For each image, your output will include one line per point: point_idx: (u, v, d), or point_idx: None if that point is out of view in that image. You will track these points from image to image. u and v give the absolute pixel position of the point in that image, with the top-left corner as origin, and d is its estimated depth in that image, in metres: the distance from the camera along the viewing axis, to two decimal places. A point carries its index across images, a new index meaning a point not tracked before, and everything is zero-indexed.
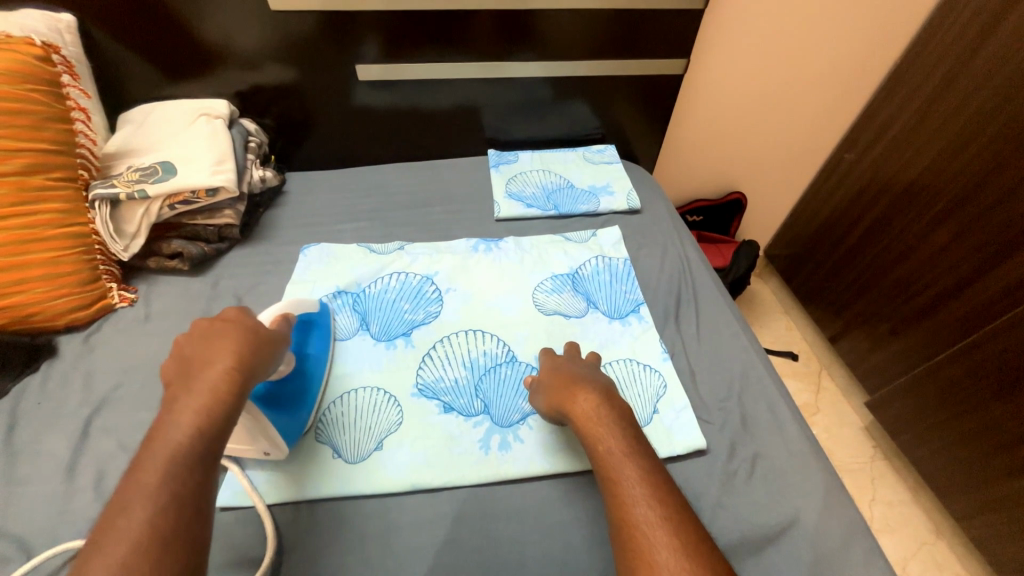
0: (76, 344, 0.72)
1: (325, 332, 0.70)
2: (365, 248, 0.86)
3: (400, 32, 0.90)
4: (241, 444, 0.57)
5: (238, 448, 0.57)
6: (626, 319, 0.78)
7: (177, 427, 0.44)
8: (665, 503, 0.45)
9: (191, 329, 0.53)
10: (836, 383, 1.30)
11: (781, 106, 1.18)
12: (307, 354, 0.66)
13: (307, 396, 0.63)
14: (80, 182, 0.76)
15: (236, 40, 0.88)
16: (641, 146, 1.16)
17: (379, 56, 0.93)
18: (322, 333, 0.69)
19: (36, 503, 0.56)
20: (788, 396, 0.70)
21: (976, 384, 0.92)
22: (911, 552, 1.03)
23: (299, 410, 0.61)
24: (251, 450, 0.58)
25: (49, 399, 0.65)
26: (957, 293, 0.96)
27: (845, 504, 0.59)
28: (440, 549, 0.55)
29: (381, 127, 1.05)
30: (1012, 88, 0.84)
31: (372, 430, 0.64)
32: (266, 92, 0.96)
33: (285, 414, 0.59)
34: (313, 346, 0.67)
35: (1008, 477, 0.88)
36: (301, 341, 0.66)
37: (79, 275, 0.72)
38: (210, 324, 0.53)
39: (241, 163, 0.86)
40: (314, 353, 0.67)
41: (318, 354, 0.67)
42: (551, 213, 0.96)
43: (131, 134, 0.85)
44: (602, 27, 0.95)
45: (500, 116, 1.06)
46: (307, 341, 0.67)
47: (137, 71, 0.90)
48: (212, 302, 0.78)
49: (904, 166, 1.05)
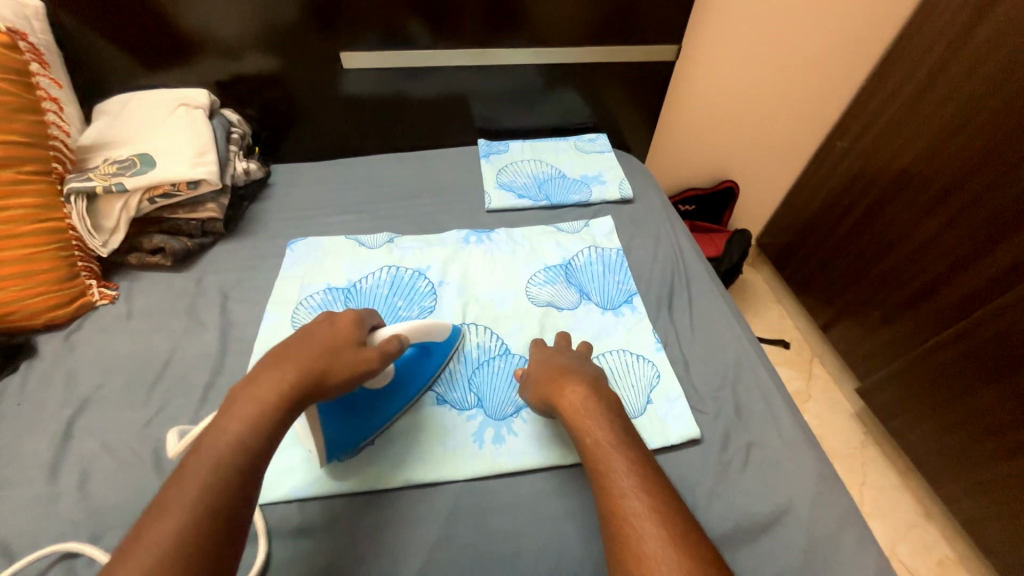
0: (55, 343, 0.70)
1: (440, 358, 0.67)
2: (353, 240, 0.85)
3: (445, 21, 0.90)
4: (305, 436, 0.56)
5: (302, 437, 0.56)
6: (620, 309, 0.77)
7: None
8: (654, 495, 0.45)
9: (314, 321, 0.56)
10: (827, 370, 1.31)
11: (775, 94, 1.17)
12: (414, 375, 0.63)
13: (383, 412, 0.60)
14: (54, 175, 0.73)
15: (215, 27, 0.86)
16: (634, 134, 1.15)
17: (432, 40, 0.92)
18: (434, 360, 0.66)
19: (18, 506, 0.55)
20: (781, 385, 0.70)
21: (965, 368, 0.93)
22: (901, 535, 1.05)
23: (362, 425, 0.59)
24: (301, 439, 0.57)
25: (29, 400, 0.64)
26: (948, 279, 0.96)
27: (839, 493, 0.59)
28: (433, 545, 0.54)
29: (368, 117, 1.02)
30: (1005, 71, 0.84)
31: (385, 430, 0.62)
32: (249, 81, 0.94)
33: (348, 423, 0.57)
34: (420, 373, 0.64)
35: (996, 461, 0.89)
36: (416, 360, 0.64)
37: (56, 271, 0.70)
38: (327, 322, 0.55)
39: (223, 155, 0.84)
40: (417, 379, 0.64)
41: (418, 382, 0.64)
42: (545, 203, 0.94)
43: (108, 126, 0.82)
44: (592, 13, 0.93)
45: (490, 105, 1.04)
46: (421, 363, 0.64)
47: (113, 60, 0.87)
48: (197, 298, 0.77)
49: (895, 153, 1.05)
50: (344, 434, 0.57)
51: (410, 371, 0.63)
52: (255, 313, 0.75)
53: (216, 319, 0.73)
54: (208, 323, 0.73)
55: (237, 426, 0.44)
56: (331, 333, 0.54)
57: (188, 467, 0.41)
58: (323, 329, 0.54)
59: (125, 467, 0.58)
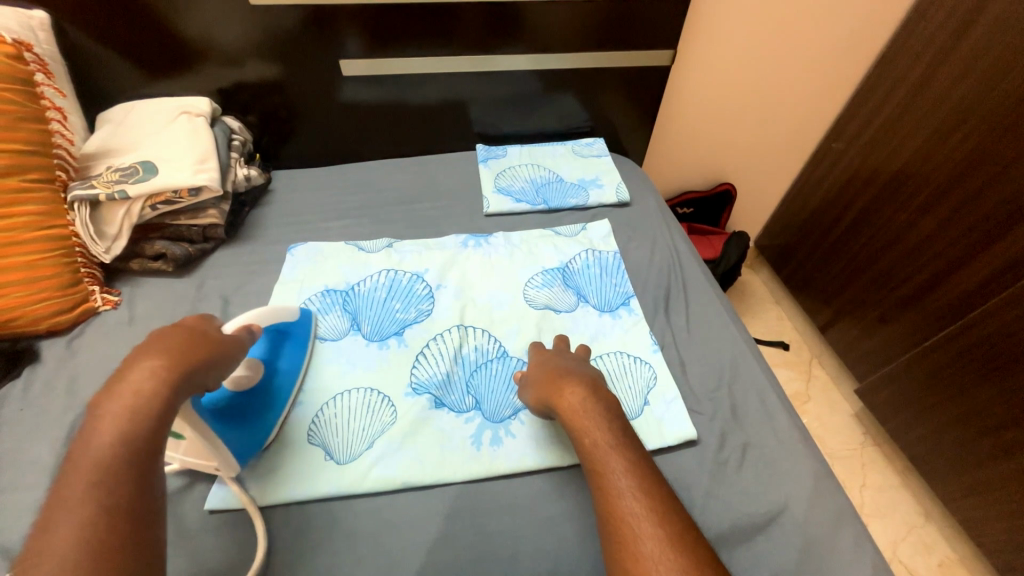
0: (58, 348, 0.70)
1: (299, 344, 0.68)
2: (353, 245, 0.85)
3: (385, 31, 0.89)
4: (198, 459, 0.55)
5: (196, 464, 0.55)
6: (617, 311, 0.78)
7: (144, 427, 0.42)
8: (651, 494, 0.45)
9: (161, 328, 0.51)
10: (826, 371, 1.31)
11: (769, 97, 1.18)
12: (276, 369, 0.64)
13: (264, 406, 0.61)
14: (57, 183, 0.74)
15: (218, 36, 0.87)
16: (631, 138, 1.16)
17: (364, 51, 0.92)
18: (295, 347, 0.68)
19: (21, 509, 0.55)
20: (777, 385, 0.71)
21: (962, 368, 0.93)
22: (901, 536, 1.04)
23: (250, 423, 0.59)
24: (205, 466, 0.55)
25: (31, 405, 0.64)
26: (945, 279, 0.96)
27: (834, 491, 0.60)
28: (432, 546, 0.55)
29: (368, 123, 1.03)
30: (999, 73, 0.84)
31: (312, 433, 0.62)
32: (250, 88, 0.95)
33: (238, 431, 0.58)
34: (285, 360, 0.66)
35: (994, 460, 0.89)
36: (272, 351, 0.65)
37: (59, 277, 0.71)
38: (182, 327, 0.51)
39: (224, 162, 0.85)
40: (284, 367, 0.65)
41: (289, 368, 0.66)
42: (541, 207, 0.95)
43: (111, 133, 0.83)
44: (589, 19, 0.94)
45: (488, 111, 1.06)
46: (279, 352, 0.66)
47: (116, 69, 0.89)
48: (198, 303, 0.77)
49: (891, 155, 1.06)
50: (235, 434, 0.58)
51: (272, 361, 0.64)
52: None
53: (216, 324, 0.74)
54: None
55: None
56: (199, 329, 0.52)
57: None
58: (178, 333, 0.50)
59: None
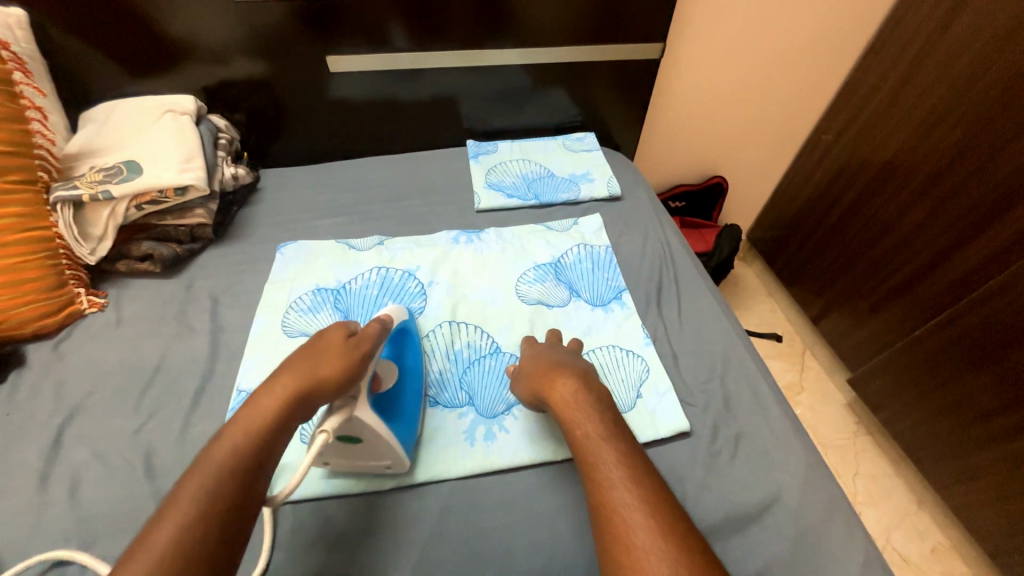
0: (44, 352, 0.69)
1: (417, 339, 0.67)
2: (343, 243, 0.85)
3: (434, 22, 0.90)
4: (365, 459, 0.56)
5: (364, 465, 0.57)
6: (610, 305, 0.78)
7: None
8: (643, 485, 0.45)
9: (307, 343, 0.54)
10: (819, 362, 1.32)
11: (759, 90, 1.18)
12: (406, 366, 0.63)
13: (408, 402, 0.60)
14: (39, 184, 0.73)
15: (202, 33, 0.86)
16: (621, 131, 1.16)
17: (410, 41, 0.92)
18: (415, 343, 0.67)
19: (8, 515, 0.55)
20: (769, 376, 0.71)
21: (953, 356, 0.94)
22: (894, 523, 1.06)
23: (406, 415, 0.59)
24: (376, 465, 0.57)
25: (18, 410, 0.63)
26: (934, 268, 0.97)
27: (826, 479, 0.60)
28: (426, 543, 0.54)
29: (357, 120, 1.03)
30: (986, 61, 0.85)
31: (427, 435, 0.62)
32: (235, 86, 0.94)
33: (402, 423, 0.58)
34: (411, 356, 0.65)
35: (985, 447, 0.90)
36: (397, 350, 0.64)
37: (43, 280, 0.70)
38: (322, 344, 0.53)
39: (211, 161, 0.84)
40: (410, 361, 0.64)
41: (416, 364, 0.65)
42: (533, 202, 0.95)
43: (94, 133, 0.82)
44: (577, 12, 0.93)
45: (478, 106, 1.05)
46: (403, 350, 0.65)
47: (98, 68, 0.87)
48: (187, 304, 0.76)
49: (879, 146, 1.06)
50: (403, 427, 0.58)
51: (400, 357, 0.63)
52: (246, 319, 0.75)
53: (206, 325, 0.73)
54: (198, 329, 0.73)
55: (242, 436, 0.46)
56: (352, 344, 0.54)
57: (195, 473, 0.43)
58: (312, 356, 0.52)
59: (116, 475, 0.58)
